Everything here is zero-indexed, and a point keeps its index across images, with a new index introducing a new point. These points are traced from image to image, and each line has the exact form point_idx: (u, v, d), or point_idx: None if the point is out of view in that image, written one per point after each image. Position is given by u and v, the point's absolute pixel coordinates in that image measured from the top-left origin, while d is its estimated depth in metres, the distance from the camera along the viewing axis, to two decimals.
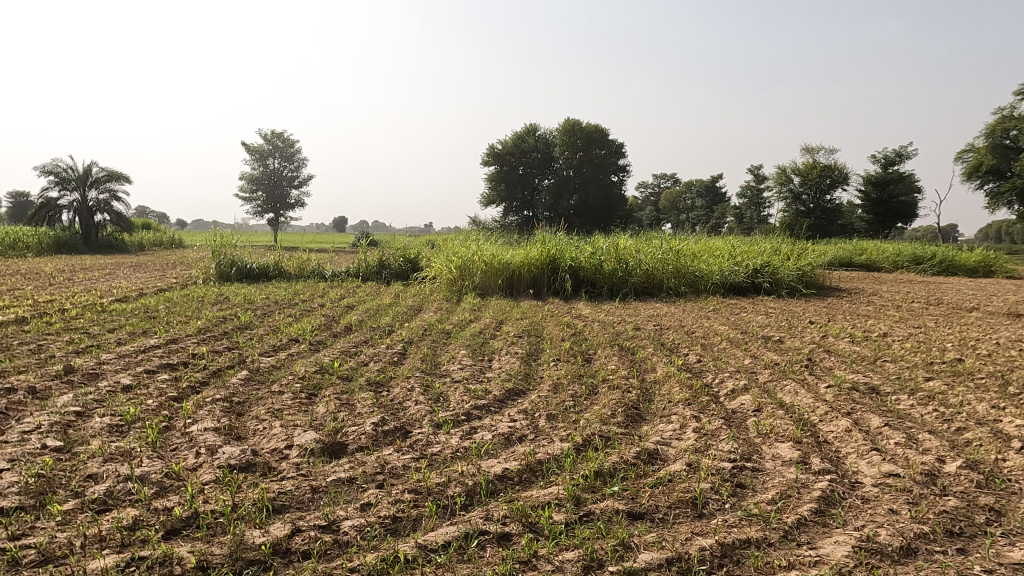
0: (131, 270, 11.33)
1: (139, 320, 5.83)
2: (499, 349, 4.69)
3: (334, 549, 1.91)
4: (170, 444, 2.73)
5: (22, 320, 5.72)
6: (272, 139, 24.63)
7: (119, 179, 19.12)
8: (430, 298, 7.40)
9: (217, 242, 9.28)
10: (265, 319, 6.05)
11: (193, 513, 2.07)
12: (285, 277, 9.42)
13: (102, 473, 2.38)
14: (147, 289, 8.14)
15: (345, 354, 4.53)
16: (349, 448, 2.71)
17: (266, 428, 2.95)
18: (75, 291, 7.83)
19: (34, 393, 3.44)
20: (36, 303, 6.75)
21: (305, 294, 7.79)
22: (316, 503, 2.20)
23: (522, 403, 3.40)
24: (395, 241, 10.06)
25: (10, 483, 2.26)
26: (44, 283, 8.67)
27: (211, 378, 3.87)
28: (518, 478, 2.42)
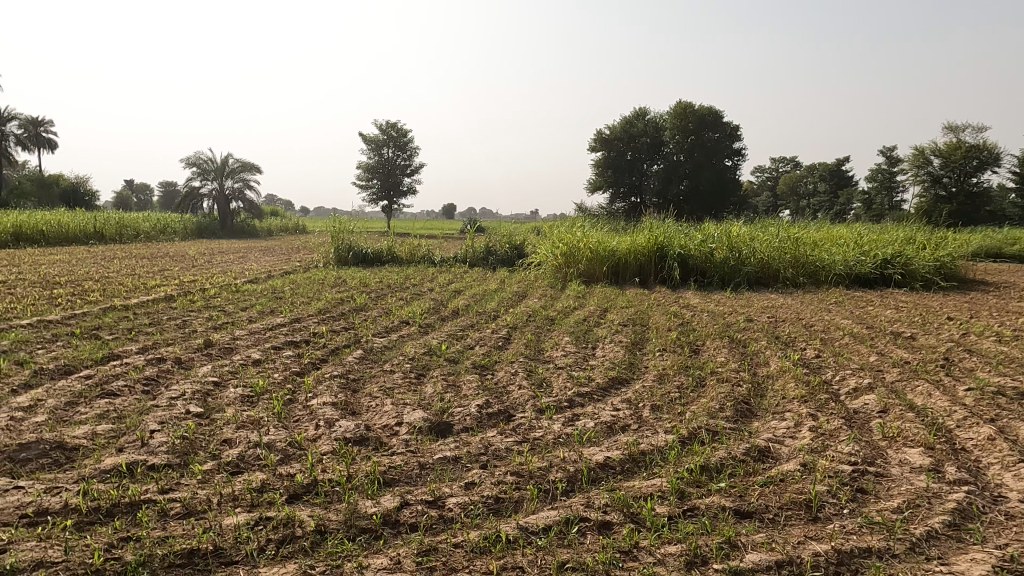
0: (260, 253, 12.33)
1: (268, 300, 6.32)
2: (603, 337, 4.64)
3: (439, 524, 1.98)
4: (293, 415, 2.94)
5: (171, 297, 6.36)
6: (387, 130, 25.69)
7: (252, 169, 20.72)
8: (534, 285, 7.46)
9: (336, 228, 9.85)
10: (378, 302, 6.35)
11: (312, 481, 2.22)
12: (397, 262, 9.85)
13: (235, 439, 2.60)
14: (274, 271, 8.80)
15: (452, 337, 4.67)
16: (455, 428, 2.80)
17: (378, 405, 3.11)
18: (214, 273, 8.60)
19: (180, 362, 3.84)
20: (183, 282, 7.49)
21: (415, 279, 8.09)
22: (424, 478, 2.29)
23: (625, 392, 3.35)
24: (501, 228, 10.20)
25: (160, 443, 2.54)
26: (188, 265, 9.60)
27: (330, 355, 4.13)
28: (620, 467, 2.40)
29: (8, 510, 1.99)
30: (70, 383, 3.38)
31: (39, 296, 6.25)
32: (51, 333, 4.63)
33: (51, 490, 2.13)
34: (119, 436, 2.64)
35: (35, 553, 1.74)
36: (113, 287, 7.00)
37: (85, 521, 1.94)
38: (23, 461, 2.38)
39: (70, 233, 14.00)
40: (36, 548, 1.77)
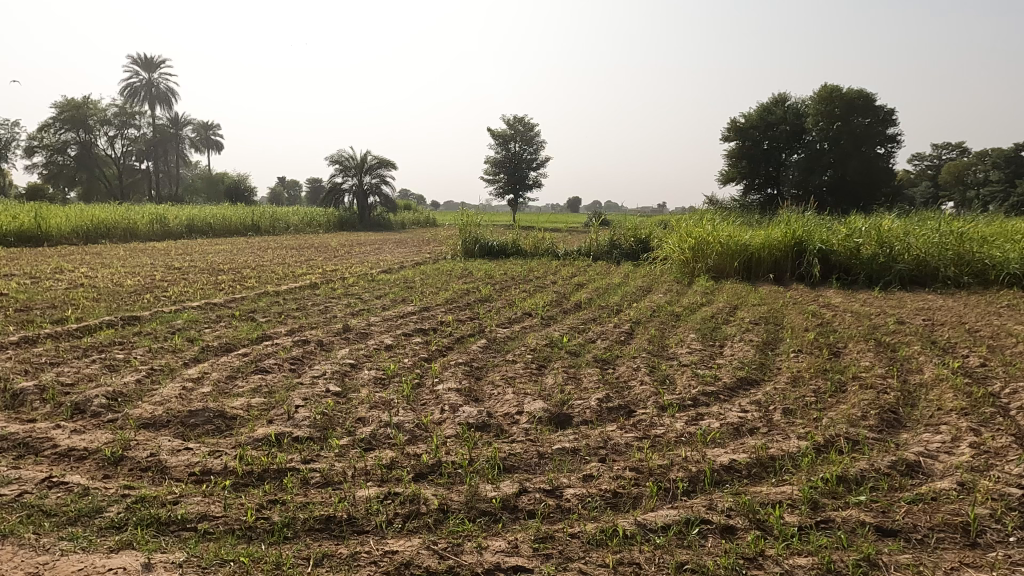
0: (394, 245, 13.03)
1: (400, 289, 6.67)
2: (732, 336, 4.43)
3: (556, 513, 2.00)
4: (421, 398, 3.09)
5: (315, 285, 6.90)
6: (515, 124, 26.11)
7: (388, 165, 21.91)
8: (660, 280, 7.30)
9: (464, 220, 10.20)
10: (502, 293, 6.49)
11: (437, 462, 2.32)
12: (521, 255, 10.00)
13: (368, 418, 2.78)
14: (406, 262, 9.27)
15: (574, 330, 4.68)
16: (575, 420, 2.81)
17: (500, 393, 3.19)
18: (353, 263, 9.20)
19: (321, 344, 4.17)
20: (326, 271, 8.10)
21: (539, 271, 8.18)
22: (542, 467, 2.32)
23: (754, 394, 3.19)
24: (626, 220, 10.03)
25: (304, 417, 2.77)
26: (331, 255, 10.36)
27: (456, 343, 4.29)
28: (747, 471, 2.29)
29: (180, 468, 2.27)
30: (231, 359, 3.79)
31: (207, 282, 7.03)
32: (216, 314, 5.21)
33: (214, 452, 2.40)
34: (269, 408, 2.92)
35: (200, 507, 1.97)
36: (267, 274, 7.71)
37: (241, 482, 2.17)
38: (192, 425, 2.70)
39: (233, 225, 15.61)
40: (201, 502, 2.01)
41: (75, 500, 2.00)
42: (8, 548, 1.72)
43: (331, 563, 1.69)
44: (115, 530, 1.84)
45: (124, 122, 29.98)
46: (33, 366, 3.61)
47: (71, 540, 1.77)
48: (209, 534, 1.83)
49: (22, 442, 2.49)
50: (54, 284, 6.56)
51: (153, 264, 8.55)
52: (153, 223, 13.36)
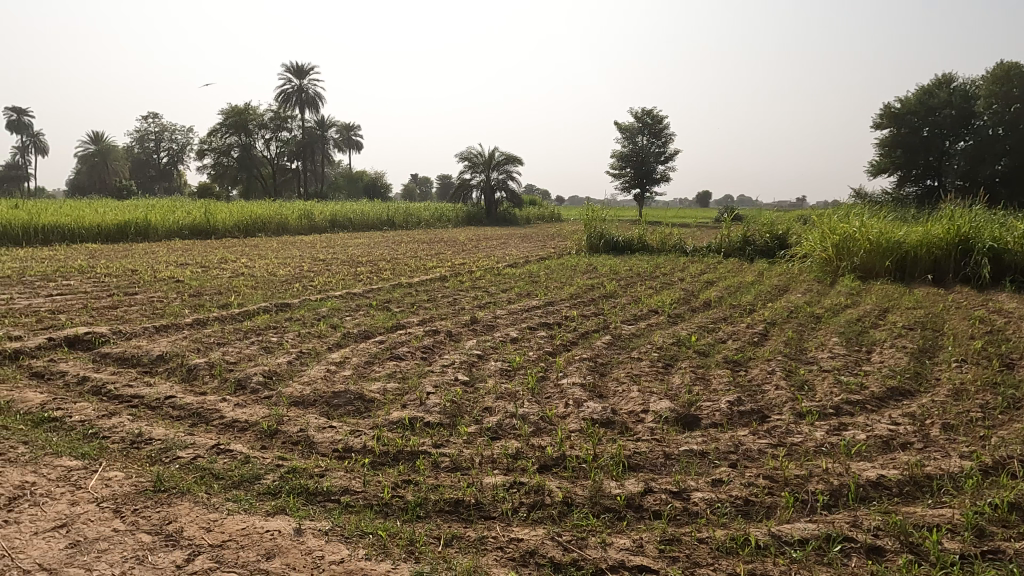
0: (521, 239, 13.24)
1: (525, 283, 6.78)
2: (881, 341, 4.07)
3: (683, 516, 1.95)
4: (545, 392, 3.13)
5: (444, 277, 7.17)
6: (642, 117, 25.58)
7: (514, 161, 22.29)
8: (798, 279, 6.85)
9: (589, 215, 10.16)
10: (627, 290, 6.40)
11: (561, 455, 2.34)
12: (648, 251, 9.78)
13: (494, 408, 2.86)
14: (532, 256, 9.40)
15: (703, 329, 4.52)
16: (703, 422, 2.72)
17: (625, 390, 3.15)
18: (480, 257, 9.46)
19: (451, 335, 4.34)
20: (454, 265, 8.41)
21: (666, 268, 7.97)
22: (669, 468, 2.26)
23: (908, 405, 2.91)
24: (762, 216, 9.51)
25: (435, 403, 2.90)
26: (460, 249, 10.74)
27: (580, 339, 4.29)
28: (898, 490, 2.10)
29: (325, 444, 2.46)
30: (369, 345, 4.05)
31: (347, 273, 7.53)
32: (356, 303, 5.59)
33: (355, 432, 2.57)
34: (403, 394, 3.09)
35: (343, 481, 2.12)
36: (400, 267, 8.12)
37: (378, 461, 2.31)
38: (336, 406, 2.92)
39: (371, 221, 16.64)
40: (344, 477, 2.16)
41: (238, 467, 2.23)
42: (185, 504, 1.96)
43: (460, 544, 1.77)
44: (271, 496, 2.04)
45: (278, 125, 32.79)
46: (203, 345, 4.07)
47: (235, 501, 1.98)
48: (350, 507, 1.97)
49: (195, 412, 2.82)
50: (220, 273, 7.35)
51: (301, 256, 9.30)
52: (302, 218, 14.55)
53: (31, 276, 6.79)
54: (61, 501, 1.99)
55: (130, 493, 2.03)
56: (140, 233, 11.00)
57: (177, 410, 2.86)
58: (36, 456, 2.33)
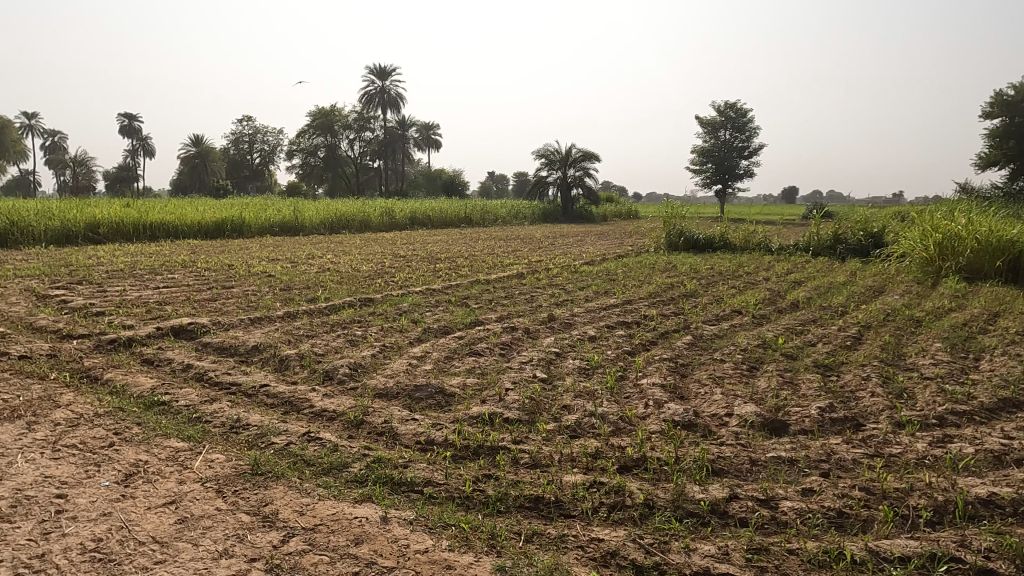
0: (597, 237, 13.10)
1: (602, 282, 6.72)
2: (991, 348, 3.77)
3: (772, 525, 1.88)
4: (624, 392, 3.09)
5: (521, 275, 7.21)
6: (725, 110, 24.77)
7: (591, 158, 22.11)
8: (895, 280, 6.45)
9: (668, 212, 9.93)
10: (709, 289, 6.23)
11: (642, 457, 2.30)
12: (730, 249, 9.47)
13: (573, 406, 2.85)
14: (609, 254, 9.30)
15: (791, 331, 4.33)
16: (791, 428, 2.61)
17: (707, 392, 3.07)
18: (556, 254, 9.45)
19: (528, 332, 4.36)
20: (531, 262, 8.43)
21: (749, 266, 7.69)
22: (755, 475, 2.19)
23: (1023, 419, 2.68)
24: (855, 213, 9.00)
25: (514, 400, 2.93)
26: (537, 247, 10.76)
27: (660, 339, 4.21)
28: (1013, 510, 1.94)
29: (408, 435, 2.53)
30: (449, 340, 4.13)
31: (427, 269, 7.71)
32: (436, 299, 5.70)
33: (436, 425, 2.63)
34: (482, 389, 3.14)
35: (426, 473, 2.18)
36: (478, 264, 8.23)
37: (459, 455, 2.36)
38: (418, 399, 2.99)
39: (449, 218, 16.95)
40: (427, 469, 2.22)
41: (328, 454, 2.33)
42: (280, 488, 2.07)
43: (540, 541, 1.77)
44: (358, 484, 2.12)
45: (362, 126, 33.94)
46: (294, 337, 4.27)
47: (326, 487, 2.07)
48: (433, 498, 2.02)
49: (287, 401, 2.97)
50: (308, 268, 7.69)
51: (383, 252, 9.58)
52: (384, 215, 15.01)
53: (141, 269, 7.34)
54: (170, 479, 2.14)
55: (230, 475, 2.16)
56: (236, 230, 11.69)
57: (271, 398, 3.01)
58: (148, 436, 2.53)
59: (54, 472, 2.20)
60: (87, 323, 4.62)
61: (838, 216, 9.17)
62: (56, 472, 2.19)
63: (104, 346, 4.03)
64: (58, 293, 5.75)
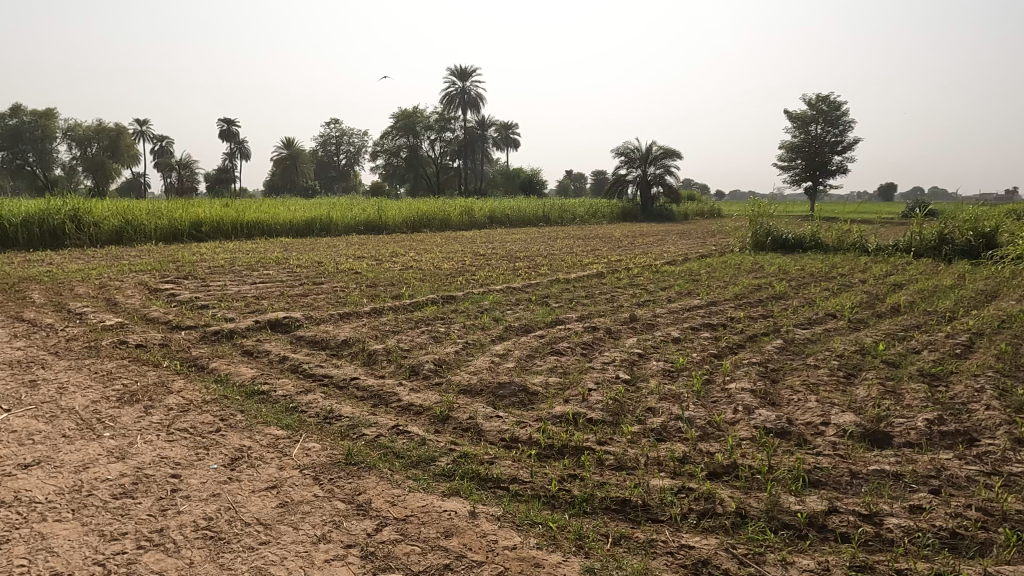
0: (679, 236, 12.80)
1: (685, 282, 6.56)
2: None
3: (876, 542, 1.78)
4: (711, 396, 3.00)
5: (601, 274, 7.15)
6: (817, 104, 23.64)
7: (673, 155, 21.61)
8: (1011, 283, 5.94)
9: (755, 211, 9.58)
10: (799, 291, 5.96)
11: (733, 463, 2.23)
12: (822, 250, 9.02)
13: (658, 409, 2.80)
14: (692, 254, 9.07)
15: (891, 337, 4.08)
16: (895, 441, 2.46)
17: (800, 399, 2.93)
18: (636, 253, 9.30)
19: (610, 332, 4.32)
20: (611, 261, 8.33)
21: (843, 268, 7.30)
22: (855, 488, 2.08)
23: None
24: (963, 210, 8.36)
25: (597, 400, 2.90)
26: (616, 246, 10.64)
27: (748, 342, 4.06)
28: None
29: (493, 432, 2.56)
30: (530, 339, 4.14)
31: (506, 267, 7.77)
32: (516, 297, 5.74)
33: (521, 423, 2.65)
34: (565, 388, 3.13)
35: (511, 470, 2.19)
36: (557, 263, 8.22)
37: (544, 453, 2.36)
38: (501, 396, 3.02)
39: (527, 217, 17.01)
40: (512, 466, 2.24)
41: (416, 448, 2.40)
42: (372, 478, 2.14)
43: (628, 544, 1.75)
44: (445, 478, 2.16)
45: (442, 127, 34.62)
46: (381, 332, 4.41)
47: (415, 479, 2.13)
48: (519, 496, 2.04)
49: (376, 394, 3.07)
50: (392, 266, 7.92)
51: (463, 251, 9.73)
52: (463, 215, 15.24)
53: (239, 265, 7.79)
54: (271, 465, 2.26)
55: (326, 463, 2.26)
56: (324, 229, 12.19)
57: (361, 391, 3.13)
58: (250, 423, 2.68)
59: (168, 453, 2.37)
60: (193, 316, 4.94)
61: (944, 215, 8.55)
62: (171, 453, 2.36)
63: (209, 337, 4.31)
64: (167, 287, 6.19)
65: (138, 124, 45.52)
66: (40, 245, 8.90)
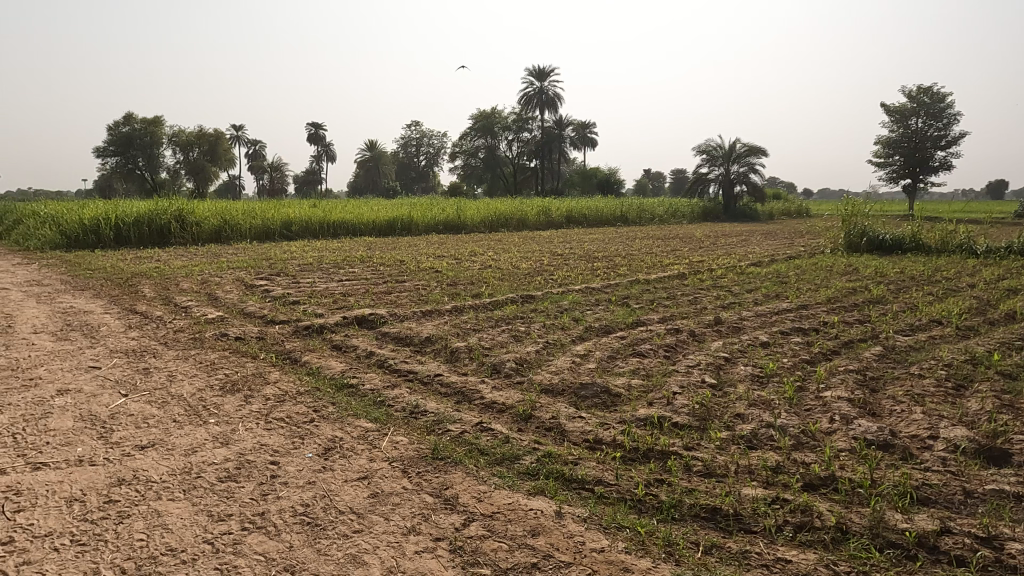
0: (764, 237, 12.30)
1: (773, 284, 6.30)
2: None
3: (996, 568, 1.64)
4: (805, 403, 2.87)
5: (683, 275, 6.97)
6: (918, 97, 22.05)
7: (758, 152, 20.81)
8: None
9: (848, 211, 9.10)
10: (899, 295, 5.59)
11: (831, 475, 2.12)
12: (923, 251, 8.44)
13: (748, 415, 2.70)
14: (779, 255, 8.71)
15: (1007, 347, 3.76)
16: (1014, 460, 2.27)
17: (904, 411, 2.75)
18: (719, 254, 9.02)
19: (694, 335, 4.21)
20: (692, 262, 8.11)
21: (949, 271, 6.79)
22: (970, 508, 1.93)
23: None
24: None
25: (682, 404, 2.83)
26: (698, 246, 10.36)
27: (843, 348, 3.85)
28: None
29: (576, 433, 2.55)
30: (611, 340, 4.09)
31: (585, 268, 7.71)
32: (596, 298, 5.69)
33: (604, 425, 2.62)
34: (649, 391, 3.07)
35: (596, 471, 2.17)
36: (637, 263, 8.08)
37: (628, 456, 2.33)
38: (584, 397, 3.00)
39: (605, 216, 16.83)
40: (597, 467, 2.22)
41: (500, 445, 2.42)
42: (458, 473, 2.18)
43: (720, 554, 1.70)
44: (530, 477, 2.17)
45: (520, 127, 34.81)
46: (462, 330, 4.48)
47: (500, 477, 2.15)
48: (604, 498, 2.02)
49: (459, 391, 3.12)
50: (472, 265, 8.03)
51: (541, 250, 9.74)
52: (540, 215, 15.26)
53: (326, 263, 8.11)
54: (362, 456, 2.34)
55: (414, 457, 2.32)
56: (405, 228, 12.51)
57: (445, 387, 3.19)
58: (341, 415, 2.79)
59: (267, 441, 2.50)
60: (286, 311, 5.19)
61: None
62: (270, 441, 2.49)
63: (302, 331, 4.52)
64: (262, 283, 6.53)
65: (235, 129, 48.33)
66: (149, 243, 9.61)
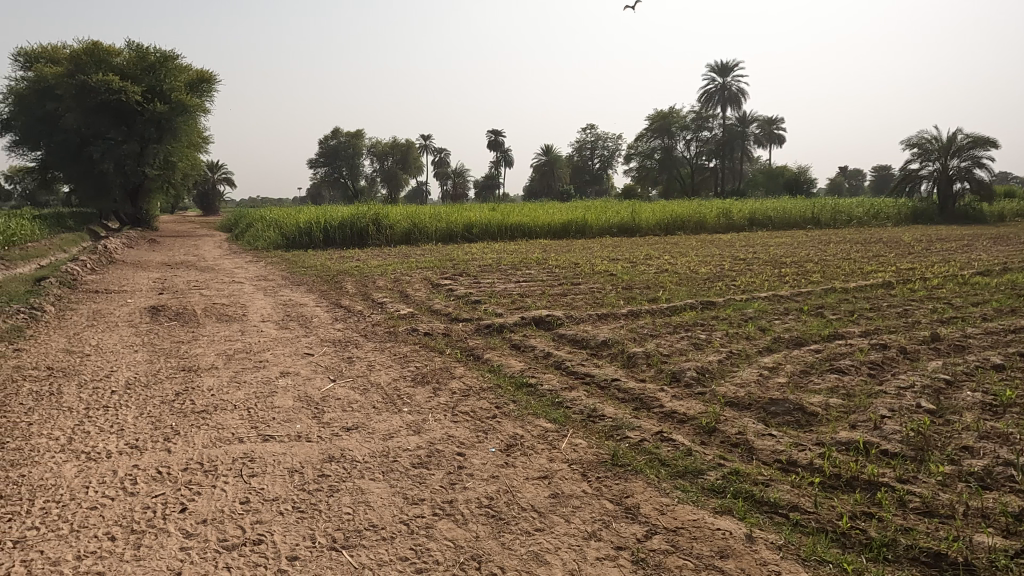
0: (993, 242, 10.56)
1: (1007, 297, 5.37)
2: None
3: None
4: None
5: (889, 284, 6.22)
6: None
7: (986, 143, 17.91)
8: None
9: None
10: None
11: None
12: None
13: (979, 449, 2.32)
14: (1014, 263, 7.42)
15: None
16: None
17: None
18: (935, 261, 7.90)
19: (905, 352, 3.72)
20: (900, 270, 7.19)
21: None
22: None
23: None
24: None
25: (893, 430, 2.51)
26: (906, 252, 9.19)
27: None
28: None
29: (766, 452, 2.37)
30: (804, 353, 3.76)
31: (771, 274, 7.19)
32: (784, 307, 5.27)
33: (799, 446, 2.41)
34: (850, 412, 2.77)
35: (791, 496, 2.00)
36: (831, 270, 7.35)
37: (829, 483, 2.11)
38: (774, 413, 2.79)
39: (793, 219, 15.57)
40: (792, 492, 2.04)
41: (682, 458, 2.32)
42: (639, 483, 2.13)
43: None
44: (715, 494, 2.06)
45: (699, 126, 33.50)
46: (639, 335, 4.39)
47: (684, 491, 2.06)
48: (802, 526, 1.85)
49: (638, 397, 3.06)
50: (647, 269, 7.85)
51: (721, 255, 9.25)
52: (720, 217, 14.53)
53: (505, 265, 8.42)
54: (542, 456, 2.38)
55: (594, 461, 2.31)
56: (579, 231, 12.60)
57: (622, 393, 3.14)
58: (521, 413, 2.86)
59: (454, 433, 2.64)
60: (468, 309, 5.45)
61: None
62: (457, 433, 2.63)
63: (483, 329, 4.73)
64: (446, 282, 6.95)
65: (424, 139, 52.10)
66: (351, 243, 10.70)
